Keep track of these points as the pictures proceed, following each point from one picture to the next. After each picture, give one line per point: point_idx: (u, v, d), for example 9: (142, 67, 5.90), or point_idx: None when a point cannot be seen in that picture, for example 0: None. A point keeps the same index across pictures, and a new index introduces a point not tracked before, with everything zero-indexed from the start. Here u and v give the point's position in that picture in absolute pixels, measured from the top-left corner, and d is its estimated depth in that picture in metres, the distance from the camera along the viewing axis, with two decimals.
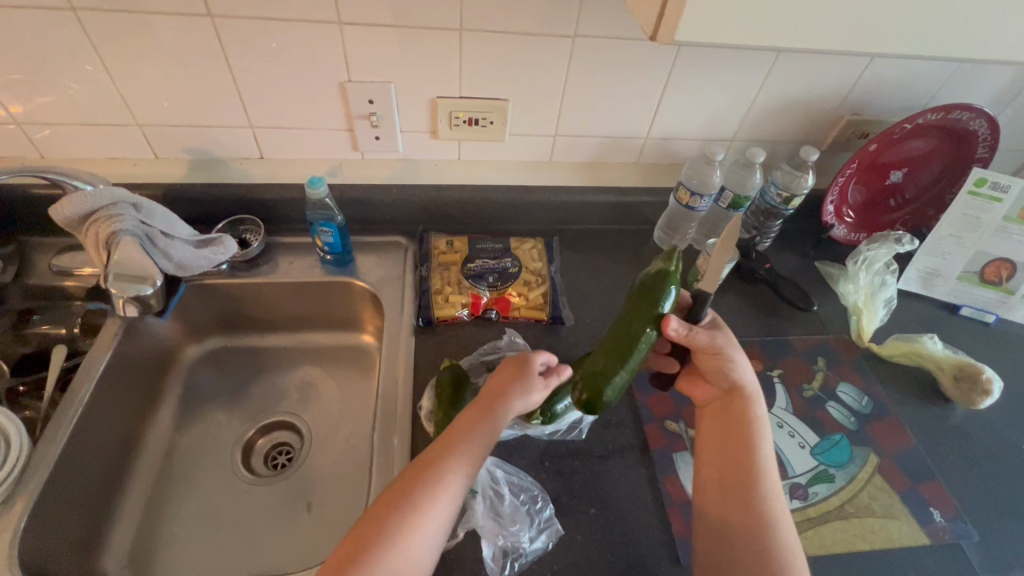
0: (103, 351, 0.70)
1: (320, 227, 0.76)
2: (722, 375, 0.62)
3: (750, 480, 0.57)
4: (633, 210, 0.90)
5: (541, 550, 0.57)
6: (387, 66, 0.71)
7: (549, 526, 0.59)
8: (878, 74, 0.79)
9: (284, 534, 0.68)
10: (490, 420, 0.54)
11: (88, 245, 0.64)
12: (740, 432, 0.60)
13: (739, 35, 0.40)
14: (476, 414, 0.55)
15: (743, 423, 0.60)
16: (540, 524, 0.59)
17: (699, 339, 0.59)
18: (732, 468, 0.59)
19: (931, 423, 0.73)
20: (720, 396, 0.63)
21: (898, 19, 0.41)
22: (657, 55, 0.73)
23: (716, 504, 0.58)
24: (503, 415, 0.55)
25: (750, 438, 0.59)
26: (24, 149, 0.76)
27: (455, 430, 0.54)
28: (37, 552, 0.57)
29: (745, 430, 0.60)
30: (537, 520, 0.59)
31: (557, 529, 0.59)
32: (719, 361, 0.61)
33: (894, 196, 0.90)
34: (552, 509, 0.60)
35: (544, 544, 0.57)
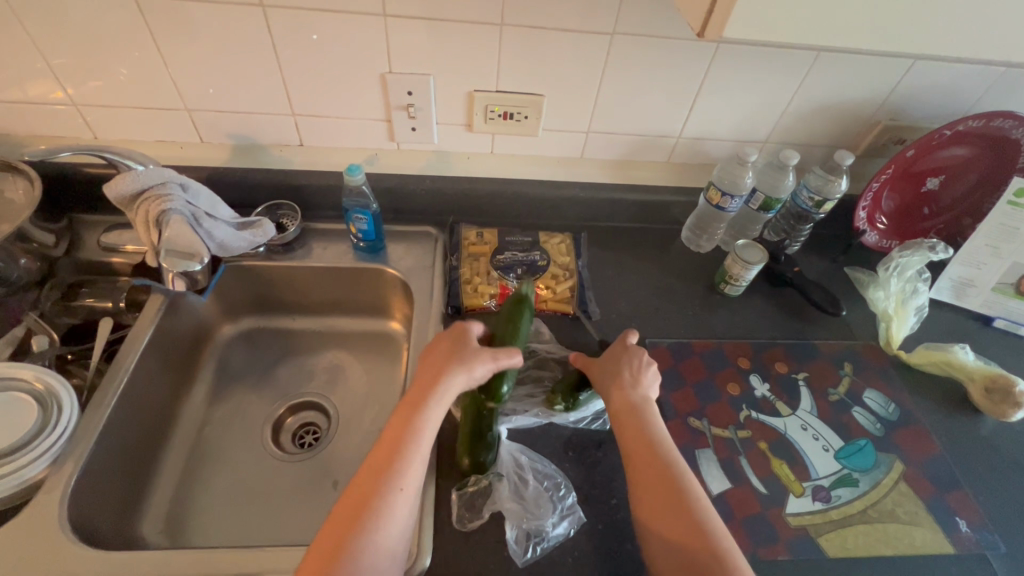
0: (147, 326, 0.73)
1: (355, 214, 0.78)
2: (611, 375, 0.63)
3: (655, 459, 0.56)
4: (661, 209, 0.91)
5: (562, 536, 0.58)
6: (428, 59, 0.73)
7: (571, 513, 0.60)
8: (918, 80, 0.78)
9: (310, 510, 0.70)
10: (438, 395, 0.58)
11: (138, 222, 0.67)
12: (635, 421, 0.59)
13: (787, 34, 0.41)
14: (419, 391, 0.58)
15: (629, 412, 0.60)
16: (563, 510, 0.60)
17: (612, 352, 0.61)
18: (641, 453, 0.57)
19: (960, 434, 0.72)
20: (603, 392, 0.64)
21: (944, 20, 0.41)
22: (694, 54, 0.74)
23: (647, 494, 0.54)
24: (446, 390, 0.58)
25: (640, 421, 0.59)
26: (78, 130, 0.79)
27: (407, 413, 0.57)
28: (81, 512, 0.60)
29: (635, 416, 0.59)
30: (560, 505, 0.60)
31: (579, 515, 0.60)
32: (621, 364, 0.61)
33: (928, 204, 0.88)
34: (575, 496, 0.61)
35: (566, 530, 0.58)
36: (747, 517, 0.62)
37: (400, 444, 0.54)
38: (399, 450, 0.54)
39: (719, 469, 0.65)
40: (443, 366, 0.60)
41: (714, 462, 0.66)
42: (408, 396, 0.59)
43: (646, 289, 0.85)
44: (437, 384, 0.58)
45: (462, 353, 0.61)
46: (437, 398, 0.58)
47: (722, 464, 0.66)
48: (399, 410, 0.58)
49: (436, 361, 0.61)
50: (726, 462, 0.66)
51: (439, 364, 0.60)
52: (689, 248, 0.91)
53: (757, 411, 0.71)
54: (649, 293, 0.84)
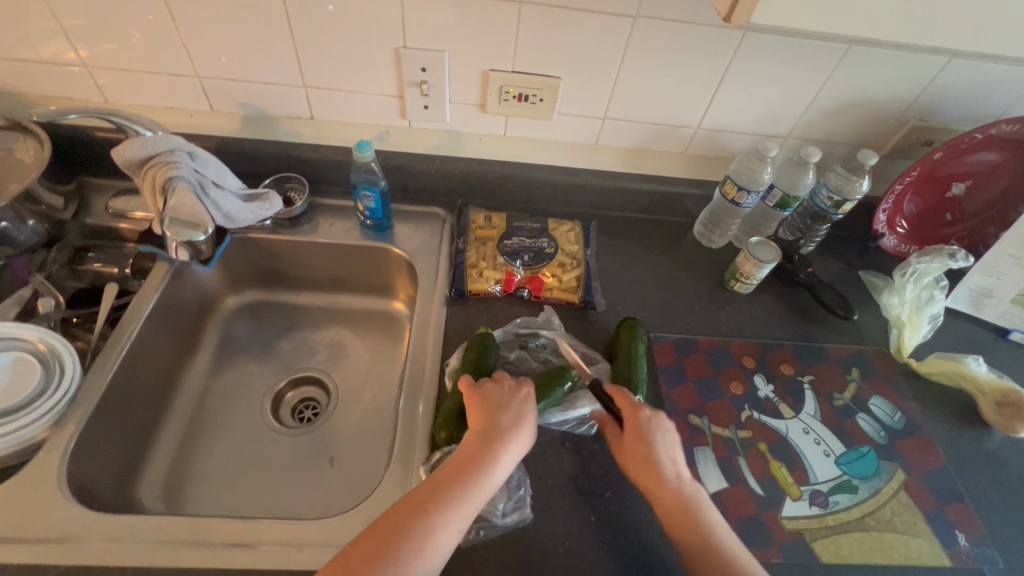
0: (151, 292, 0.74)
1: (363, 191, 0.77)
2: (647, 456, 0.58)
3: (720, 559, 0.53)
4: (674, 201, 0.89)
5: (509, 526, 0.58)
6: (444, 35, 0.71)
7: (522, 505, 0.59)
8: (952, 79, 0.75)
9: (306, 485, 0.71)
10: (504, 436, 0.56)
11: (144, 188, 0.67)
12: (690, 512, 0.55)
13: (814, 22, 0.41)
14: (485, 431, 0.56)
15: (681, 506, 0.55)
16: (509, 504, 0.59)
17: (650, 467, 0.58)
18: (702, 551, 0.53)
19: (966, 446, 0.71)
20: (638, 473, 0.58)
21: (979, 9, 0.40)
22: (719, 42, 0.71)
23: None
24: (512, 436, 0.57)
25: (695, 515, 0.55)
26: (89, 93, 0.79)
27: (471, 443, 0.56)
28: (81, 473, 0.60)
29: (687, 510, 0.55)
30: (512, 495, 0.60)
31: (525, 513, 0.59)
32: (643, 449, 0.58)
33: (952, 210, 0.85)
34: (527, 489, 0.61)
35: (514, 521, 0.58)
36: (742, 517, 0.62)
37: (456, 483, 0.53)
38: (454, 488, 0.53)
39: (716, 468, 0.65)
40: (520, 416, 0.58)
41: (712, 461, 0.65)
42: (473, 428, 0.57)
43: (653, 282, 0.83)
44: (512, 430, 0.57)
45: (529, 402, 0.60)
46: (506, 443, 0.56)
47: (720, 463, 0.65)
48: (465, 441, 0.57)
49: (512, 408, 0.59)
50: (724, 461, 0.66)
51: (515, 411, 0.59)
52: (700, 242, 0.90)
53: (760, 412, 0.70)
54: (656, 286, 0.83)
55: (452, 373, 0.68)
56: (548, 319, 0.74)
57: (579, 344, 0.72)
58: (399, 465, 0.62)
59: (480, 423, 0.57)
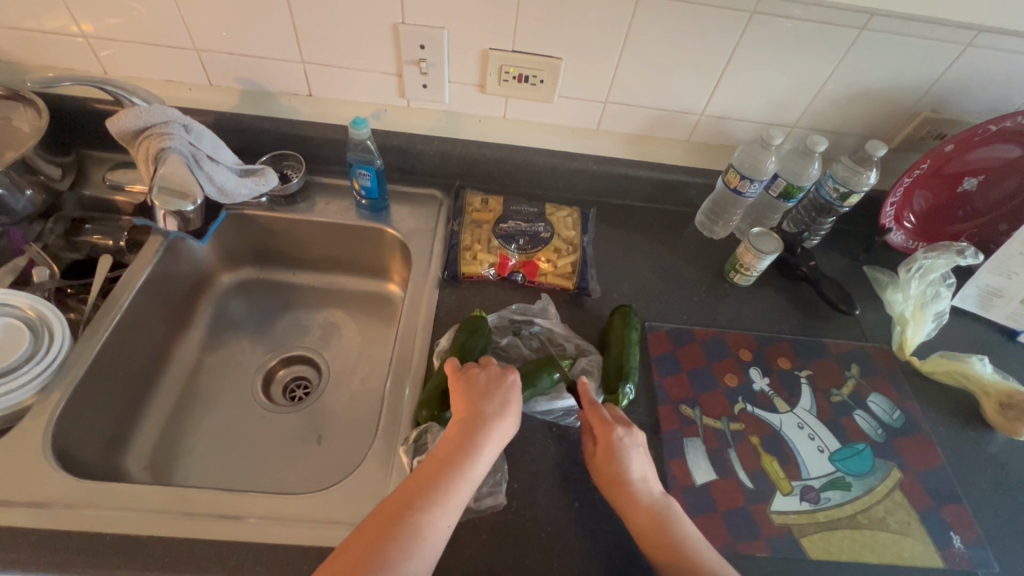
0: (145, 265, 0.74)
1: (359, 170, 0.77)
2: (619, 471, 0.57)
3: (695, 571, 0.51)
4: (676, 189, 0.87)
5: (482, 509, 0.57)
6: (443, 11, 0.70)
7: (497, 490, 0.58)
8: (968, 69, 0.73)
9: (293, 462, 0.71)
10: (487, 425, 0.56)
11: (139, 159, 0.67)
12: (662, 525, 0.54)
13: None
14: (470, 420, 0.56)
15: (653, 520, 0.54)
16: (483, 488, 0.58)
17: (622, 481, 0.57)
18: (676, 564, 0.52)
19: (966, 448, 0.69)
20: (609, 489, 0.57)
21: None
22: (726, 25, 0.69)
23: None
24: (496, 424, 0.56)
25: (668, 529, 0.53)
26: (88, 64, 0.78)
27: (454, 435, 0.55)
28: (68, 442, 0.61)
29: (659, 525, 0.54)
30: (488, 479, 0.59)
31: (499, 499, 0.58)
32: (613, 463, 0.57)
33: (964, 207, 0.82)
34: (505, 475, 0.60)
35: (487, 506, 0.57)
36: (730, 510, 0.60)
37: (441, 477, 0.52)
38: (439, 482, 0.52)
39: (706, 460, 0.64)
40: (502, 406, 0.58)
41: (701, 452, 0.64)
42: (457, 419, 0.57)
43: (651, 271, 0.82)
44: (494, 419, 0.56)
45: (511, 391, 0.59)
46: (489, 432, 0.56)
47: (710, 455, 0.64)
48: (448, 433, 0.56)
49: (496, 397, 0.58)
50: (714, 453, 0.64)
51: (497, 400, 0.58)
52: (701, 232, 0.88)
53: (753, 405, 0.69)
54: (653, 275, 0.81)
55: (442, 353, 0.67)
56: (544, 307, 0.73)
57: (575, 337, 0.71)
58: (383, 444, 0.61)
59: (462, 415, 0.57)
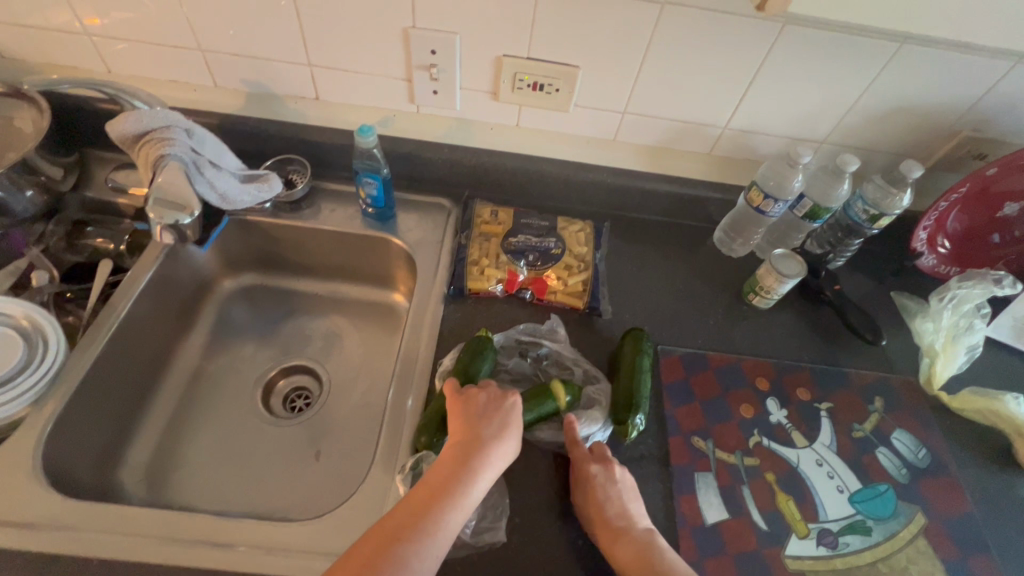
0: (144, 270, 0.72)
1: (364, 178, 0.74)
2: (598, 508, 0.55)
3: None
4: (695, 204, 0.83)
5: (480, 545, 0.54)
6: (456, 16, 0.67)
7: (496, 527, 0.56)
8: (1015, 87, 0.68)
9: (290, 478, 0.69)
10: (485, 450, 0.53)
11: (139, 164, 0.65)
12: (647, 562, 0.51)
13: None
14: (468, 444, 0.53)
15: (636, 558, 0.52)
16: (482, 521, 0.56)
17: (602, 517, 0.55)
18: None
19: (996, 493, 0.65)
20: (591, 526, 0.55)
21: None
22: (756, 35, 0.65)
23: None
24: (495, 448, 0.54)
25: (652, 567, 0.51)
26: (92, 62, 0.76)
27: (450, 460, 0.53)
28: (60, 455, 0.59)
29: (644, 563, 0.51)
30: (489, 514, 0.57)
31: (498, 536, 0.55)
32: (592, 499, 0.55)
33: (999, 231, 0.77)
34: (505, 510, 0.57)
35: (486, 542, 0.55)
36: (741, 553, 0.57)
37: (434, 506, 0.50)
38: (432, 511, 0.50)
39: (718, 497, 0.61)
40: (500, 427, 0.55)
41: (713, 489, 0.61)
42: (454, 442, 0.54)
43: (666, 290, 0.78)
44: (492, 443, 0.54)
45: (512, 413, 0.57)
46: (487, 457, 0.53)
47: (722, 492, 0.61)
48: (443, 456, 0.54)
49: (496, 419, 0.56)
50: (726, 490, 0.61)
51: (496, 422, 0.55)
52: (720, 250, 0.84)
53: (770, 439, 0.65)
54: (668, 295, 0.78)
55: (443, 374, 0.64)
56: (553, 328, 0.70)
57: (583, 362, 0.67)
58: (380, 469, 0.59)
59: (459, 437, 0.54)
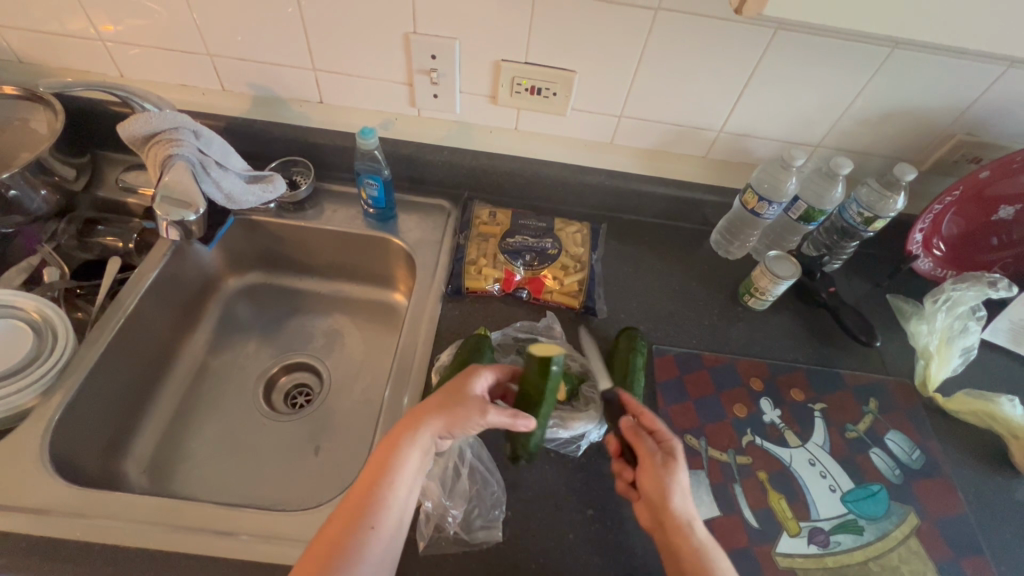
0: (152, 267, 0.74)
1: (366, 179, 0.76)
2: (681, 482, 0.53)
3: None
4: (692, 207, 0.84)
5: (475, 543, 0.55)
6: (455, 22, 0.68)
7: (492, 526, 0.56)
8: (1007, 91, 0.69)
9: (289, 472, 0.70)
10: (417, 430, 0.52)
11: (149, 164, 0.67)
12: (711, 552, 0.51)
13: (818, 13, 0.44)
14: (402, 430, 0.52)
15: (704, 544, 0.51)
16: (480, 520, 0.57)
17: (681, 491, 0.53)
18: None
19: (991, 495, 0.65)
20: (670, 496, 0.52)
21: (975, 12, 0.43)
22: (748, 40, 0.66)
23: None
24: (426, 428, 0.52)
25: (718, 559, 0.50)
26: (106, 67, 0.79)
27: (383, 448, 0.52)
28: (67, 445, 0.61)
29: (707, 557, 0.50)
30: (485, 512, 0.57)
31: (494, 534, 0.56)
32: (678, 471, 0.53)
33: (998, 234, 0.77)
34: (503, 510, 0.58)
35: (481, 539, 0.55)
36: (732, 550, 0.58)
37: (368, 497, 0.49)
38: (368, 501, 0.49)
39: (709, 494, 0.61)
40: (432, 408, 0.54)
41: (706, 486, 0.61)
42: (390, 432, 0.53)
43: (662, 291, 0.79)
44: (419, 425, 0.52)
45: (452, 391, 0.54)
46: (416, 437, 0.52)
47: (714, 489, 0.62)
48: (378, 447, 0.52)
49: (432, 400, 0.54)
50: (719, 487, 0.62)
51: (427, 405, 0.54)
52: (717, 252, 0.85)
53: (762, 438, 0.66)
54: (664, 295, 0.79)
55: (440, 369, 0.65)
56: (549, 325, 0.71)
57: (579, 357, 0.69)
58: None
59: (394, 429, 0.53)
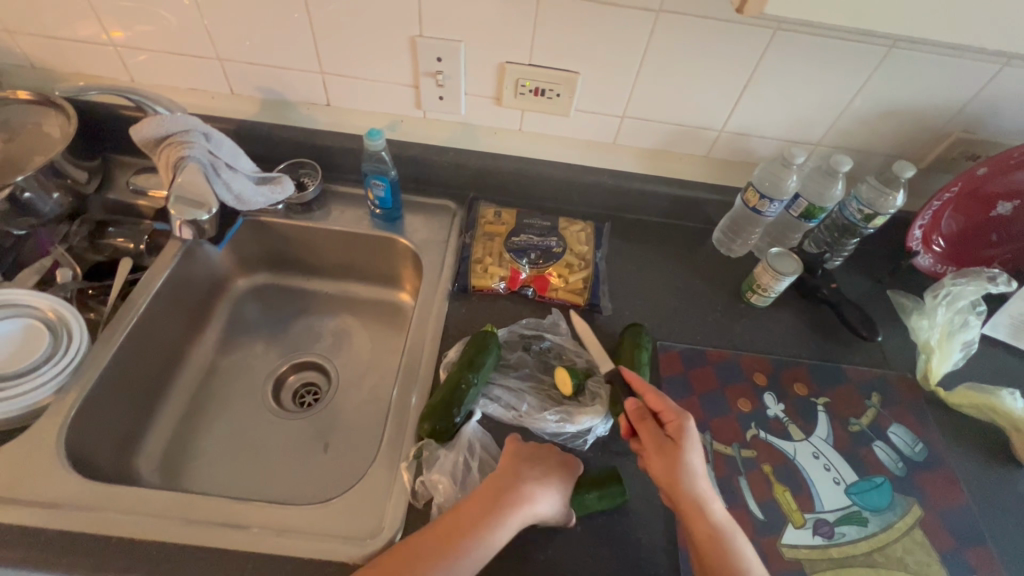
0: (163, 268, 0.75)
1: (373, 180, 0.77)
2: (690, 464, 0.55)
3: None
4: (694, 206, 0.85)
5: None
6: (461, 25, 0.70)
7: None
8: (1002, 89, 0.70)
9: (298, 469, 0.71)
10: (515, 495, 0.53)
11: (160, 166, 0.68)
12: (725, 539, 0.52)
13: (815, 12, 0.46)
14: (497, 490, 0.53)
15: (717, 530, 0.52)
16: None
17: (692, 473, 0.54)
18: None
19: (994, 487, 0.66)
20: (678, 476, 0.54)
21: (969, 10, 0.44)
22: (748, 41, 0.68)
23: None
24: (524, 495, 0.53)
25: (733, 546, 0.51)
26: (117, 72, 0.81)
27: (473, 503, 0.52)
28: (81, 441, 0.62)
29: (721, 544, 0.51)
30: None
31: None
32: (686, 453, 0.55)
33: (996, 231, 0.78)
34: None
35: None
36: None
37: (452, 549, 0.49)
38: (450, 552, 0.49)
39: (715, 487, 0.62)
40: (532, 476, 0.55)
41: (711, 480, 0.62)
42: (485, 488, 0.53)
43: (665, 289, 0.80)
44: (519, 493, 0.53)
45: (555, 469, 0.56)
46: (515, 509, 0.52)
47: (719, 482, 0.62)
48: (473, 498, 0.53)
49: (538, 468, 0.56)
50: (724, 480, 0.63)
51: (529, 472, 0.55)
52: (719, 250, 0.86)
53: (767, 432, 0.67)
54: (668, 293, 0.80)
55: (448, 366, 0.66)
56: (555, 322, 0.72)
57: (584, 353, 0.70)
58: (385, 457, 0.61)
59: (493, 486, 0.53)
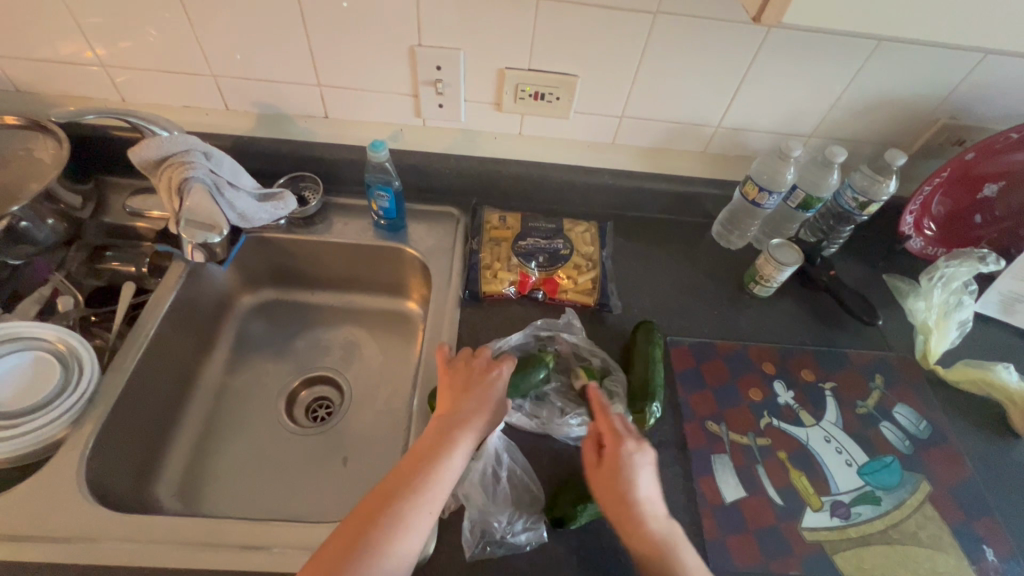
0: (168, 292, 0.74)
1: (377, 191, 0.77)
2: (625, 479, 0.53)
3: None
4: (692, 201, 0.87)
5: (521, 545, 0.57)
6: (459, 34, 0.70)
7: (534, 528, 0.58)
8: (986, 76, 0.72)
9: (319, 485, 0.71)
10: (466, 416, 0.57)
11: (161, 189, 0.67)
12: (664, 554, 0.50)
13: None
14: (449, 417, 0.57)
15: (657, 548, 0.50)
16: (525, 522, 0.58)
17: (630, 489, 0.53)
18: None
19: (995, 457, 0.69)
20: (611, 495, 0.53)
21: None
22: (742, 40, 0.69)
23: None
24: (472, 412, 0.57)
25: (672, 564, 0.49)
26: (107, 92, 0.79)
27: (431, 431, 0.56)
28: (99, 473, 0.61)
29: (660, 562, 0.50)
30: (528, 514, 0.58)
31: (540, 535, 0.57)
32: (620, 469, 0.54)
33: (981, 212, 0.81)
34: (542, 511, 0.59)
35: (526, 541, 0.57)
36: (761, 528, 0.60)
37: (415, 475, 0.52)
38: (414, 478, 0.52)
39: (735, 477, 0.64)
40: (460, 396, 0.59)
41: (729, 470, 0.64)
42: (437, 417, 0.57)
43: (671, 283, 0.82)
44: (462, 415, 0.57)
45: (476, 384, 0.60)
46: (463, 428, 0.56)
47: (738, 472, 0.64)
48: (428, 429, 0.56)
49: (475, 392, 0.59)
50: (742, 470, 0.64)
51: (452, 394, 0.59)
52: (718, 243, 0.88)
53: (779, 419, 0.69)
54: (674, 287, 0.81)
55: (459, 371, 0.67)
56: (569, 322, 0.73)
57: (599, 351, 0.71)
58: None
59: (443, 414, 0.57)
